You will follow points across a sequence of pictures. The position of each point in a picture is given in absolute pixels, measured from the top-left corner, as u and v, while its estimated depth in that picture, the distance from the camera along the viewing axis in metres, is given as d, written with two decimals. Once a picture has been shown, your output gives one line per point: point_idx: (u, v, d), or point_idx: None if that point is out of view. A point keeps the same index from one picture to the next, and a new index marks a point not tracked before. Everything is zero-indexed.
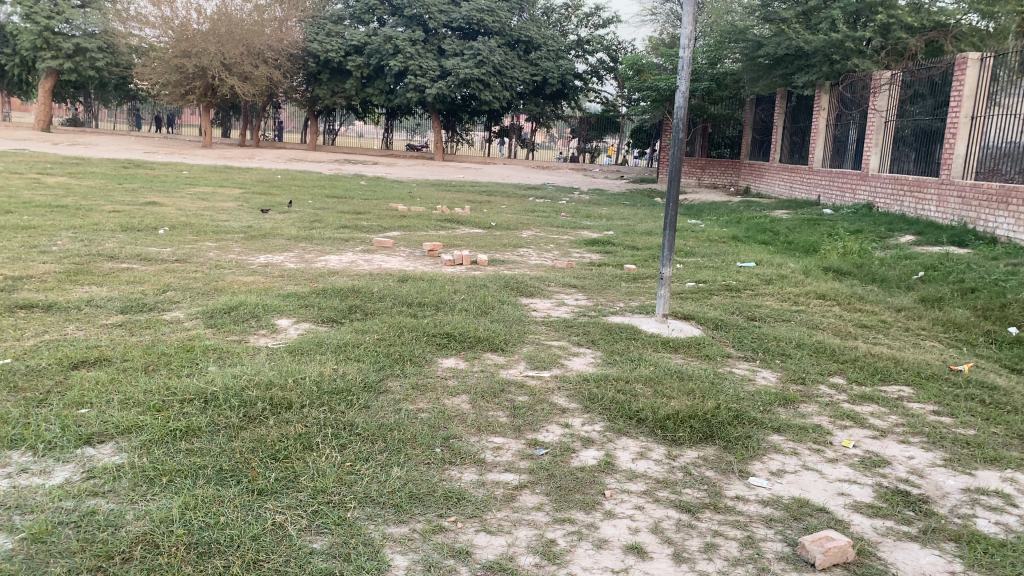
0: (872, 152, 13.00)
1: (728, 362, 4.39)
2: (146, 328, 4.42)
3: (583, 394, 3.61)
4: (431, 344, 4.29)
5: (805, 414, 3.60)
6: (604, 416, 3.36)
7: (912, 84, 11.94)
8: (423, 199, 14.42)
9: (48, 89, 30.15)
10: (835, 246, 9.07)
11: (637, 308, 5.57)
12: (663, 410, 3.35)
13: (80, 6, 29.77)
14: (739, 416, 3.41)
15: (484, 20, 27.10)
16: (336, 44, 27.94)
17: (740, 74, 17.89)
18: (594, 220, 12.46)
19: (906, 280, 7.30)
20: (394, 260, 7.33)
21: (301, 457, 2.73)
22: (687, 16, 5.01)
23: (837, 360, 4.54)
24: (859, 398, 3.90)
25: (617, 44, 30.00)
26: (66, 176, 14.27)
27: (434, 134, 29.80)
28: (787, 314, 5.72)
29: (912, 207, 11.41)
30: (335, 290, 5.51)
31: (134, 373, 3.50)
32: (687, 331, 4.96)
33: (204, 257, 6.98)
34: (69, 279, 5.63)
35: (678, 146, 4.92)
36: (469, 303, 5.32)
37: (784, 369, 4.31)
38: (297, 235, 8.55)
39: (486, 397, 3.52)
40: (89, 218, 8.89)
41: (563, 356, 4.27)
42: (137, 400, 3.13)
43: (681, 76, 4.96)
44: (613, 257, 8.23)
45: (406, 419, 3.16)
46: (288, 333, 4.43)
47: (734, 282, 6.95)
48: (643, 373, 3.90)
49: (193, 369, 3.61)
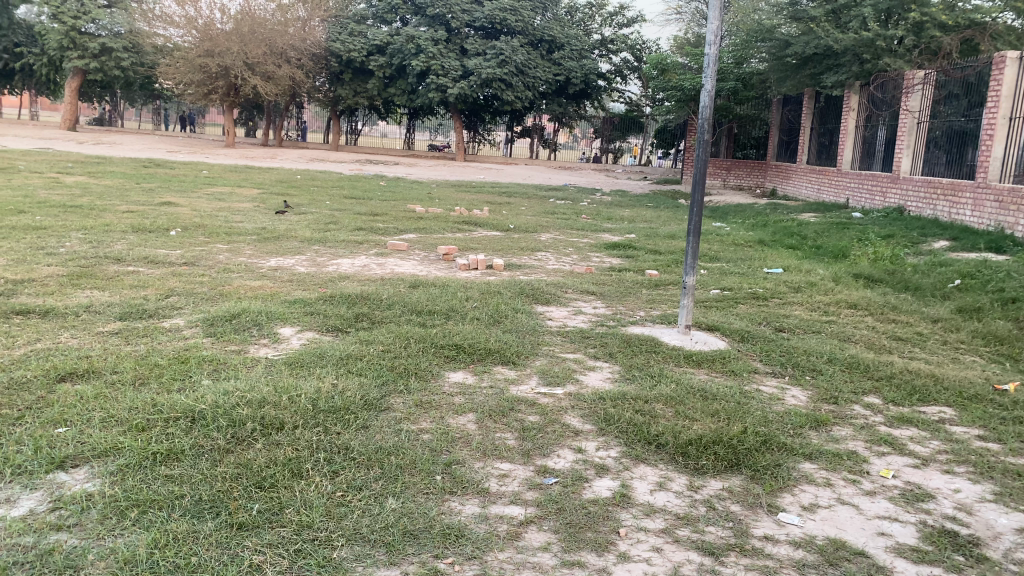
0: (904, 154, 12.60)
1: (755, 379, 4.12)
2: (143, 337, 4.23)
3: (599, 414, 3.37)
4: (438, 356, 4.06)
5: (838, 439, 3.33)
6: (621, 440, 3.11)
7: (946, 84, 11.55)
8: (442, 200, 14.20)
9: (74, 89, 30.34)
10: (865, 252, 8.75)
11: (658, 318, 5.29)
12: (685, 434, 3.10)
13: (107, 6, 29.97)
14: (767, 441, 3.15)
15: (507, 20, 26.84)
16: (360, 43, 27.86)
17: (768, 73, 17.55)
18: (616, 222, 12.20)
19: (941, 288, 6.98)
20: (407, 264, 7.12)
21: (289, 486, 2.52)
22: (713, 10, 4.74)
23: (871, 377, 4.25)
24: (896, 420, 3.62)
25: (641, 44, 29.66)
26: (86, 176, 14.24)
27: (456, 133, 29.63)
28: (818, 325, 5.44)
29: (946, 211, 11.01)
30: (342, 296, 5.29)
31: (122, 388, 3.31)
32: (710, 343, 4.69)
33: (213, 260, 6.81)
34: (72, 282, 5.47)
35: (702, 148, 4.65)
36: (481, 312, 5.08)
37: (816, 388, 4.03)
38: (311, 238, 8.37)
39: (494, 417, 3.29)
40: (100, 219, 8.77)
41: (578, 371, 4.02)
42: (119, 418, 2.94)
43: (707, 73, 4.69)
44: (635, 262, 7.97)
45: (407, 442, 2.94)
46: (290, 343, 4.23)
47: (760, 289, 6.67)
48: (663, 391, 3.64)
49: (185, 383, 3.41)
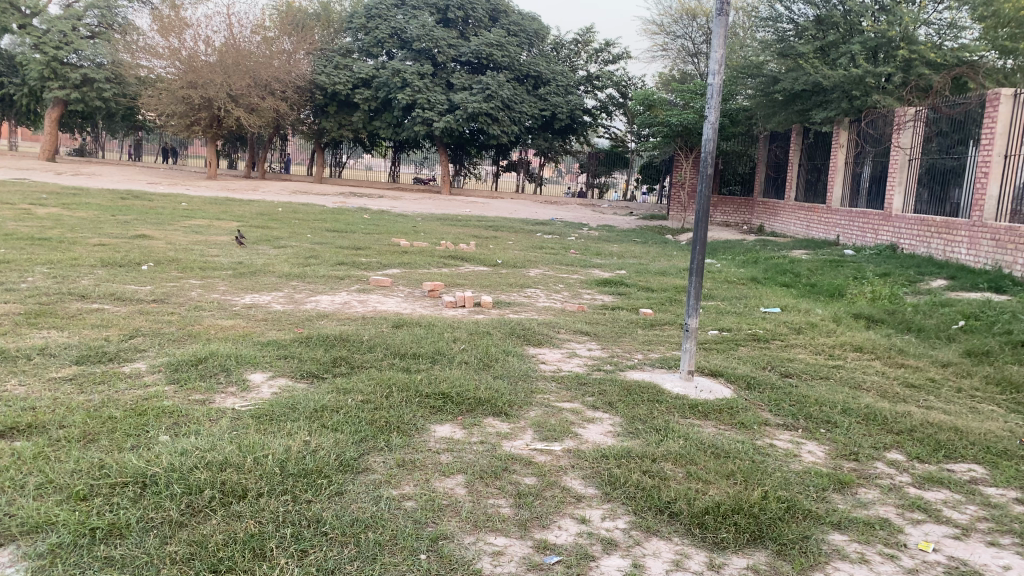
0: (895, 191, 12.41)
1: (767, 433, 3.79)
2: (99, 384, 3.86)
3: (601, 475, 3.04)
4: (423, 407, 3.70)
5: (866, 503, 3.01)
6: (628, 508, 2.77)
7: (936, 121, 11.44)
8: (426, 234, 13.91)
9: (54, 120, 29.96)
10: (862, 290, 8.52)
11: (658, 363, 4.95)
12: (701, 502, 2.76)
13: (89, 36, 29.71)
14: (791, 508, 2.82)
15: (494, 55, 26.80)
16: (345, 76, 27.70)
17: (753, 109, 17.50)
18: (605, 257, 11.95)
19: (946, 329, 6.73)
20: (390, 301, 6.80)
21: (247, 571, 2.17)
22: (717, 37, 4.49)
23: (891, 431, 3.92)
24: (925, 481, 3.30)
25: (627, 80, 29.73)
26: (58, 207, 13.83)
27: (441, 167, 29.37)
28: (825, 370, 5.13)
29: (941, 249, 10.82)
30: (319, 338, 4.93)
31: (67, 446, 2.93)
32: (715, 391, 4.36)
33: (185, 296, 6.46)
34: (28, 321, 5.08)
35: (705, 183, 4.36)
36: (469, 355, 4.73)
37: (833, 443, 3.72)
38: (290, 273, 8.02)
39: (485, 480, 2.94)
40: (69, 253, 8.37)
41: (576, 423, 3.68)
42: (60, 484, 2.57)
43: (710, 103, 4.43)
44: (627, 299, 7.70)
45: (387, 512, 2.59)
46: (260, 392, 3.86)
47: (760, 330, 6.39)
48: (671, 448, 3.31)
49: (139, 440, 3.05)
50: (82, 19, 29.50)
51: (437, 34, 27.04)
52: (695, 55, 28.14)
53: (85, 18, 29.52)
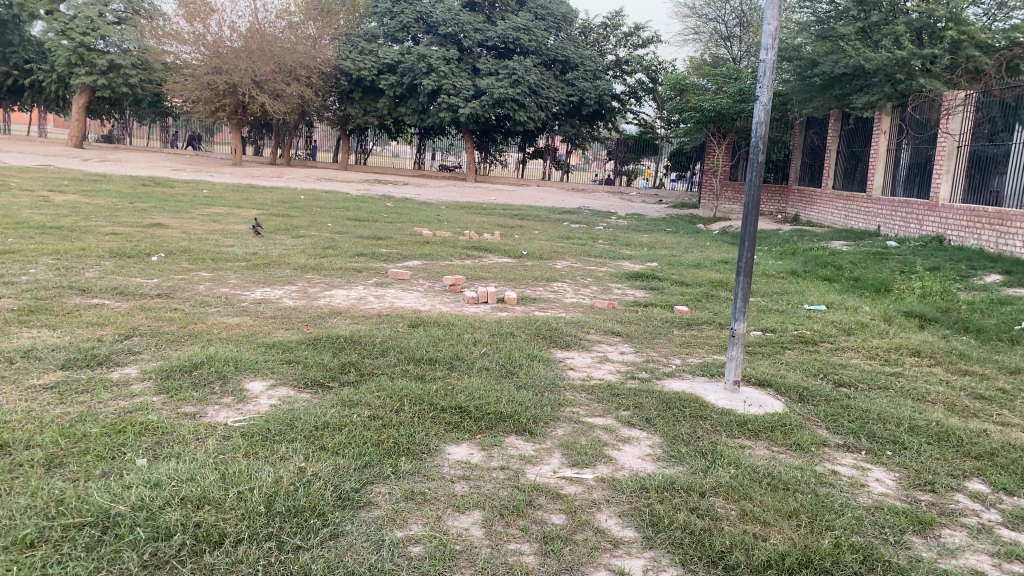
0: (942, 179, 11.75)
1: (827, 456, 3.34)
2: (82, 393, 3.49)
3: (639, 513, 2.61)
4: (437, 424, 3.29)
5: (954, 551, 2.54)
6: (674, 557, 2.35)
7: (988, 105, 10.79)
8: (450, 223, 13.53)
9: (82, 106, 29.89)
10: (911, 286, 8.00)
11: (699, 370, 4.49)
12: (762, 552, 2.33)
13: (116, 22, 29.56)
14: (867, 559, 2.38)
15: (520, 39, 26.21)
16: (370, 62, 27.40)
17: (790, 95, 16.87)
18: (634, 248, 11.49)
19: (1006, 330, 6.20)
20: (410, 296, 6.43)
21: None
22: (770, 9, 4.00)
23: (968, 454, 3.44)
24: (1018, 520, 2.82)
25: (657, 65, 29.04)
26: (77, 194, 13.64)
27: (467, 154, 28.94)
28: (884, 379, 4.65)
29: (993, 240, 10.22)
30: (329, 340, 4.53)
31: (26, 473, 2.56)
32: (765, 405, 3.91)
33: (191, 290, 6.11)
34: (19, 319, 4.74)
35: (756, 170, 3.89)
36: (491, 361, 4.31)
37: (904, 469, 3.25)
38: (306, 265, 7.63)
39: (506, 519, 2.52)
40: (78, 242, 8.06)
41: (610, 445, 3.24)
42: (6, 524, 2.19)
43: (762, 82, 3.96)
44: (661, 294, 7.25)
45: (389, 563, 2.19)
46: (257, 404, 3.47)
47: (807, 331, 5.91)
48: (720, 478, 2.87)
49: (113, 465, 2.67)
50: (109, 5, 29.38)
51: (463, 18, 26.54)
52: (728, 38, 27.39)
53: (112, 4, 29.40)
